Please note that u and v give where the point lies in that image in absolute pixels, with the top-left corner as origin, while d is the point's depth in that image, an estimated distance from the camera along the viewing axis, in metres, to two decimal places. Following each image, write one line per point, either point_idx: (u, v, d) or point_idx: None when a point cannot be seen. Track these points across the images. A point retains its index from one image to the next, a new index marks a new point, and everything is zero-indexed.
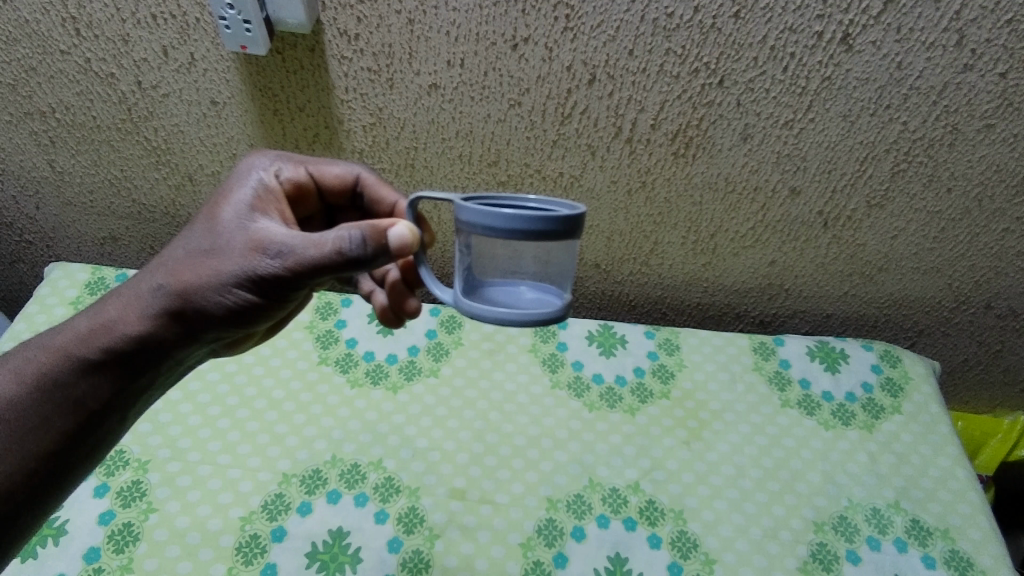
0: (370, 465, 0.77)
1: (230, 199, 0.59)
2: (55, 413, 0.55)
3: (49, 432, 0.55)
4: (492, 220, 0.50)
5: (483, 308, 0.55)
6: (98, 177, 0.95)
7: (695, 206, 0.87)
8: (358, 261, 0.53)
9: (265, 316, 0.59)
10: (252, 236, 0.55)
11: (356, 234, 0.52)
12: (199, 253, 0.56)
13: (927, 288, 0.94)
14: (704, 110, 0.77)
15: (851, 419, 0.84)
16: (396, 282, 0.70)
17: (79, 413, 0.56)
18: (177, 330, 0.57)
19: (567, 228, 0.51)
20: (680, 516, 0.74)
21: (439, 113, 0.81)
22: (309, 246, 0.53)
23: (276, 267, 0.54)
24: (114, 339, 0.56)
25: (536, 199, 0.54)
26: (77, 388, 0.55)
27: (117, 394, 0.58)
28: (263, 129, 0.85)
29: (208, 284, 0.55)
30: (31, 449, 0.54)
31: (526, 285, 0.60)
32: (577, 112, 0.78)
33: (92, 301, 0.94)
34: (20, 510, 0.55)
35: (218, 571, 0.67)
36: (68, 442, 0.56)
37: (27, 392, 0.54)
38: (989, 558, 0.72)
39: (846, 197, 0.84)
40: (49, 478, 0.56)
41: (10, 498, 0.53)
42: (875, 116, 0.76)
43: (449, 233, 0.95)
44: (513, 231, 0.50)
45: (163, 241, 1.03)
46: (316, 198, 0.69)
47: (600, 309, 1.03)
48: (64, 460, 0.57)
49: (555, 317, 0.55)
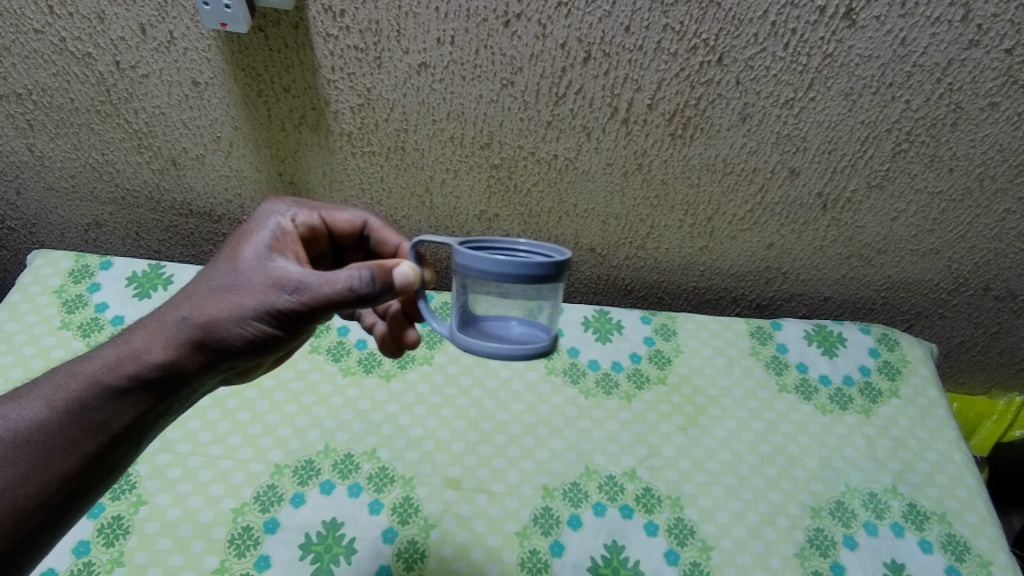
0: (364, 455, 0.76)
1: (249, 239, 0.59)
2: (79, 437, 0.53)
3: (73, 454, 0.53)
4: (486, 264, 0.52)
5: (476, 341, 0.56)
6: (79, 162, 0.91)
7: (693, 188, 0.85)
8: (369, 298, 0.54)
9: (280, 348, 0.59)
10: (270, 272, 0.56)
11: (366, 273, 0.54)
12: (220, 288, 0.56)
13: (926, 271, 0.92)
14: (703, 89, 0.74)
15: (847, 403, 0.84)
16: (396, 313, 0.71)
17: (98, 437, 0.54)
18: (198, 358, 0.56)
19: (558, 273, 0.53)
20: (677, 502, 0.74)
21: (430, 94, 0.78)
22: (323, 283, 0.54)
23: (293, 301, 0.54)
24: (138, 366, 0.54)
25: (527, 245, 0.56)
26: (99, 411, 0.53)
27: (137, 418, 0.56)
28: (248, 110, 0.82)
29: (229, 317, 0.55)
30: (55, 470, 0.52)
31: (516, 320, 0.60)
32: (572, 91, 0.76)
33: (77, 290, 0.91)
34: (38, 531, 0.52)
35: (210, 565, 0.66)
36: (87, 466, 0.54)
37: (55, 416, 0.52)
38: (986, 541, 0.72)
39: (846, 178, 0.82)
40: (69, 501, 0.54)
41: (29, 517, 0.51)
42: (877, 95, 0.74)
43: (441, 219, 0.92)
44: (505, 275, 0.52)
45: (149, 227, 1.00)
46: (326, 240, 0.70)
47: (595, 294, 1.01)
48: (82, 481, 0.54)
49: (545, 351, 0.57)
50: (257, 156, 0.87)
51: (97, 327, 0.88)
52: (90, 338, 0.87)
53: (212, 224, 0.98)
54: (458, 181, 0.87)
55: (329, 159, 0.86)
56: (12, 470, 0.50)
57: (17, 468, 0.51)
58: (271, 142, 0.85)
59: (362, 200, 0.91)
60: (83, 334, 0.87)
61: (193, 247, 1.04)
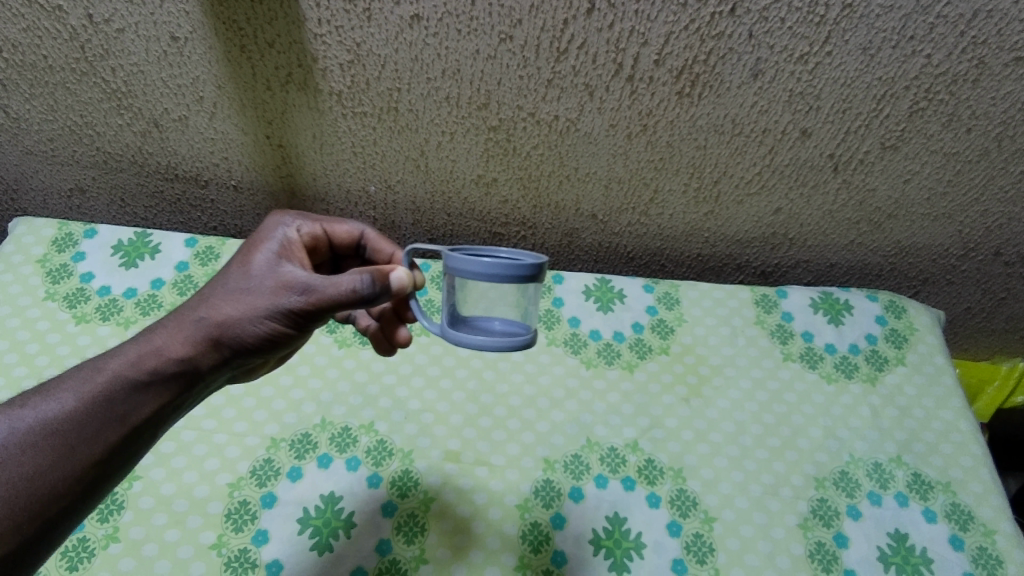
0: (361, 428, 0.74)
1: (258, 245, 0.60)
2: (104, 427, 0.51)
3: (97, 444, 0.51)
4: (475, 266, 0.54)
5: (466, 336, 0.58)
6: (56, 124, 0.86)
7: (699, 150, 0.81)
8: (368, 300, 0.54)
9: (291, 346, 0.59)
10: (280, 275, 0.56)
11: (366, 277, 0.54)
12: (230, 290, 0.56)
13: (936, 236, 0.90)
14: (713, 43, 0.70)
15: (853, 371, 0.82)
16: (385, 310, 0.72)
17: (122, 427, 0.52)
18: (213, 355, 0.56)
19: (540, 273, 0.56)
20: (680, 474, 0.73)
21: (423, 49, 0.73)
22: (325, 285, 0.54)
23: (296, 303, 0.54)
24: (159, 361, 0.54)
25: (509, 250, 0.58)
26: (123, 402, 0.52)
27: (158, 410, 0.54)
28: (231, 68, 0.77)
29: (236, 318, 0.55)
30: (82, 459, 0.50)
31: (499, 320, 0.61)
32: (575, 46, 0.71)
33: (61, 260, 0.88)
34: (62, 516, 0.51)
35: (207, 540, 0.65)
36: (111, 457, 0.52)
37: (84, 406, 0.51)
38: (990, 510, 0.72)
39: (859, 139, 0.78)
40: (91, 488, 0.52)
41: (55, 502, 0.50)
42: (897, 49, 0.69)
43: (437, 183, 0.89)
44: (493, 277, 0.54)
45: (134, 193, 0.96)
46: (325, 249, 0.69)
47: (596, 261, 0.98)
48: (103, 470, 0.52)
49: (528, 343, 0.59)
50: (242, 118, 0.83)
51: (84, 298, 0.85)
52: (76, 310, 0.84)
53: (198, 189, 0.94)
54: (454, 144, 0.83)
55: (319, 120, 0.82)
56: (38, 458, 0.49)
57: (45, 456, 0.49)
58: (257, 102, 0.81)
59: (355, 164, 0.87)
60: (69, 305, 0.84)
61: (181, 214, 1.00)
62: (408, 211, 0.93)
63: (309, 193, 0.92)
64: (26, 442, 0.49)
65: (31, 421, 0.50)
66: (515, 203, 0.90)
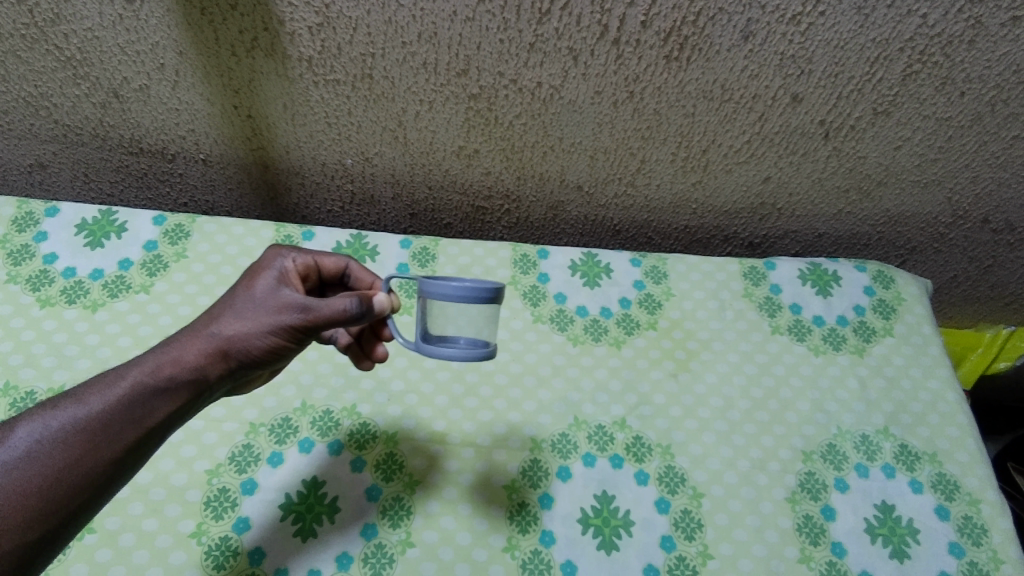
0: (343, 411, 0.72)
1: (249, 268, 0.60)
2: (125, 427, 0.49)
3: (118, 444, 0.48)
4: (431, 290, 0.55)
5: (430, 348, 0.57)
6: (9, 95, 0.80)
7: (687, 117, 0.78)
8: (354, 320, 0.55)
9: (288, 360, 0.59)
10: (268, 297, 0.56)
11: (354, 300, 0.55)
12: (219, 310, 0.55)
13: (925, 203, 0.88)
14: (702, 3, 0.66)
15: (841, 343, 0.82)
16: (363, 328, 0.69)
17: (138, 428, 0.49)
18: (221, 365, 0.54)
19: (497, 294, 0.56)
20: (668, 451, 0.72)
21: (397, 11, 0.68)
22: (312, 307, 0.54)
23: (284, 323, 0.54)
24: (177, 369, 0.51)
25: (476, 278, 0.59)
26: (141, 405, 0.50)
27: (176, 412, 0.52)
28: (192, 33, 0.72)
29: (225, 337, 0.53)
30: (102, 459, 0.48)
31: (464, 336, 0.58)
32: (558, 7, 0.67)
33: (22, 240, 0.83)
34: (79, 514, 0.48)
35: (186, 528, 0.64)
36: (127, 458, 0.49)
37: (111, 406, 0.49)
38: (975, 479, 0.72)
39: (851, 104, 0.76)
40: (108, 486, 0.49)
41: (72, 500, 0.47)
42: (892, 8, 0.66)
43: (417, 155, 0.85)
44: (450, 298, 0.54)
45: (98, 168, 0.91)
46: (315, 278, 0.66)
47: (581, 235, 0.96)
48: (121, 470, 0.49)
49: (486, 356, 0.57)
50: (207, 86, 0.78)
51: (48, 281, 0.80)
52: (40, 293, 0.80)
53: (166, 164, 0.89)
54: (433, 114, 0.79)
55: (289, 89, 0.77)
56: (62, 455, 0.46)
57: (69, 453, 0.46)
58: (223, 70, 0.76)
59: (329, 135, 0.83)
60: (32, 288, 0.80)
61: (149, 189, 0.95)
62: (387, 184, 0.89)
63: (282, 166, 0.88)
64: (54, 439, 0.47)
65: (61, 420, 0.47)
66: (498, 174, 0.87)
